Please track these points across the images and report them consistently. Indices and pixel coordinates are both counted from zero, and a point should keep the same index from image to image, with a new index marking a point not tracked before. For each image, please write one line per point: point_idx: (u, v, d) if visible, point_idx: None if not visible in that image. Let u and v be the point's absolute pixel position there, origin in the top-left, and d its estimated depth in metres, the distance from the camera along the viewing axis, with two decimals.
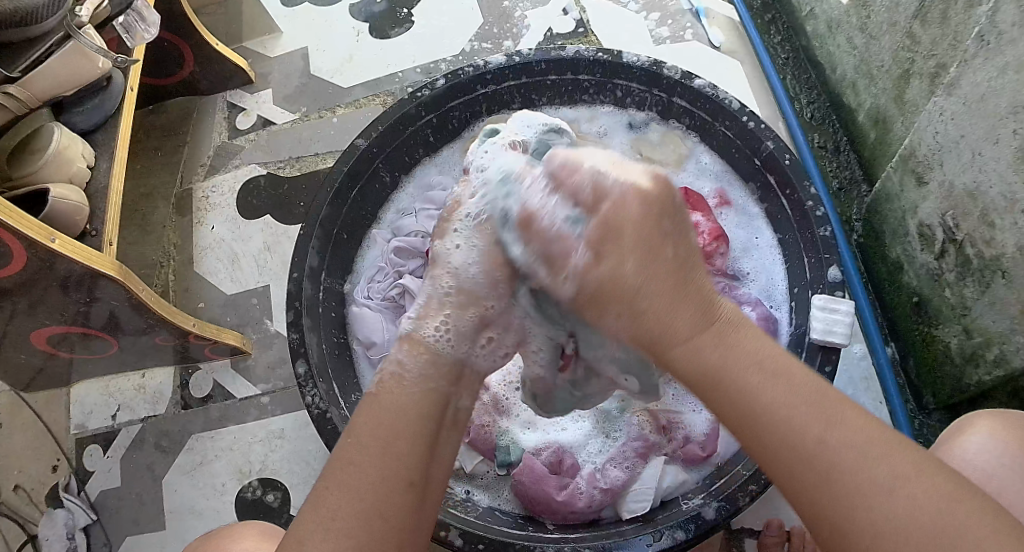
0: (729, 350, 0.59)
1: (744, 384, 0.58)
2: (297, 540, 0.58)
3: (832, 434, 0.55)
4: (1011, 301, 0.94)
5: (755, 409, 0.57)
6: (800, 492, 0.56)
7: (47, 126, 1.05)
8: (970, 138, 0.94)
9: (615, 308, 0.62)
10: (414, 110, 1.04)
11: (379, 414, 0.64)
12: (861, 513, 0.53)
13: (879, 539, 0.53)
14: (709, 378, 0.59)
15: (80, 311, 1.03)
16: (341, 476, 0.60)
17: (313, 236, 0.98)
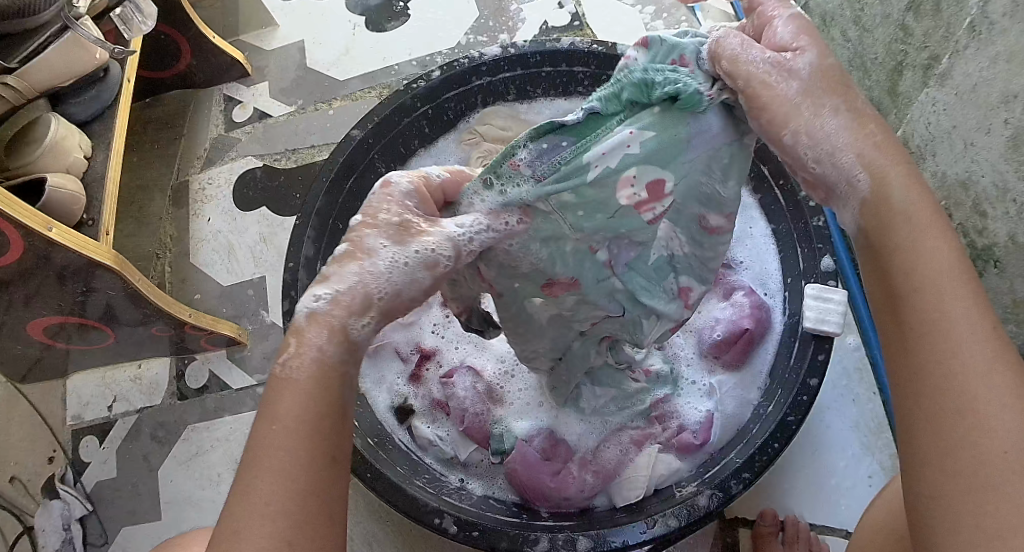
0: (921, 216, 0.60)
1: (938, 247, 0.59)
2: (230, 532, 0.55)
3: (993, 336, 0.56)
4: (1003, 290, 0.94)
5: (944, 274, 0.58)
6: (941, 378, 0.56)
7: (44, 117, 1.06)
8: (963, 128, 0.95)
9: (836, 102, 0.63)
10: (409, 101, 1.05)
11: (297, 393, 0.59)
12: (965, 418, 0.54)
13: (977, 443, 0.54)
14: (914, 225, 0.60)
15: (76, 302, 1.03)
16: (269, 462, 0.56)
17: (309, 225, 0.99)
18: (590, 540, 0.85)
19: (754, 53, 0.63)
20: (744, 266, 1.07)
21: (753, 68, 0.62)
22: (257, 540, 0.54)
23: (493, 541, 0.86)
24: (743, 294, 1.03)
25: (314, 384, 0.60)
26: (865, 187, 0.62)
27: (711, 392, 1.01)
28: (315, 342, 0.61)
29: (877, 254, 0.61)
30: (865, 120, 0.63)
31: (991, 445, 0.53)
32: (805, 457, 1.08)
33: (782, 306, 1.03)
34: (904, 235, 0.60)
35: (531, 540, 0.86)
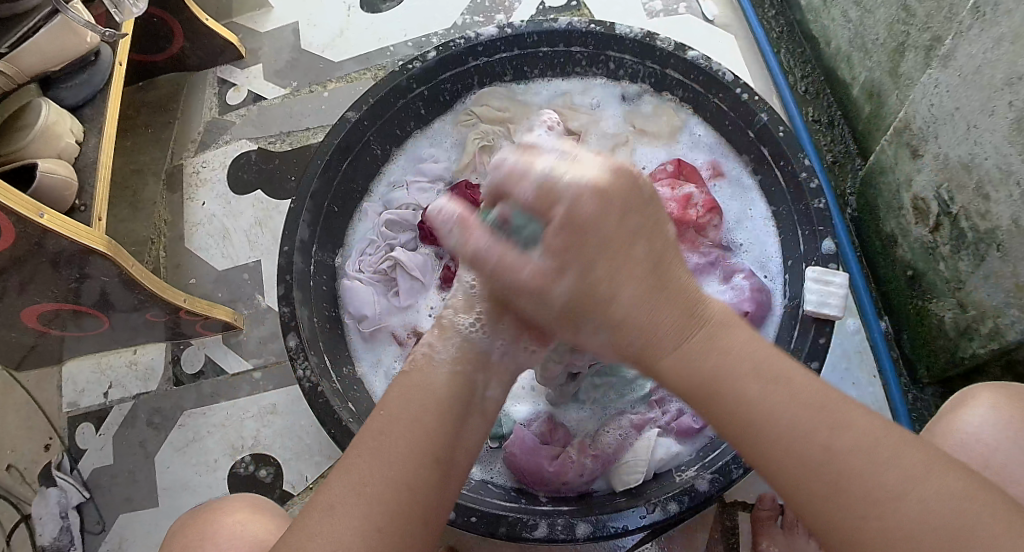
0: (722, 356, 0.64)
1: (743, 393, 0.63)
2: (326, 504, 0.62)
3: (839, 441, 0.60)
4: (1006, 274, 0.93)
5: (765, 418, 0.62)
6: (824, 498, 0.60)
7: (35, 102, 1.04)
8: (965, 110, 0.93)
9: (597, 317, 0.69)
10: (405, 82, 1.03)
11: (410, 393, 0.68)
12: (870, 520, 0.58)
13: (891, 536, 0.57)
14: (722, 383, 0.64)
15: (71, 289, 1.02)
16: (373, 445, 0.64)
17: (304, 209, 0.98)
18: (589, 525, 0.85)
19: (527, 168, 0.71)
20: (743, 248, 1.06)
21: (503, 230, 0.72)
22: (349, 518, 0.61)
23: (492, 527, 0.85)
24: (743, 277, 1.02)
25: (428, 386, 0.69)
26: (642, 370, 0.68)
27: None
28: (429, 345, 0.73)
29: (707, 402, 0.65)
30: (628, 277, 0.68)
31: (896, 529, 0.57)
32: None
33: (783, 288, 1.02)
34: (727, 395, 0.63)
35: (529, 525, 0.85)
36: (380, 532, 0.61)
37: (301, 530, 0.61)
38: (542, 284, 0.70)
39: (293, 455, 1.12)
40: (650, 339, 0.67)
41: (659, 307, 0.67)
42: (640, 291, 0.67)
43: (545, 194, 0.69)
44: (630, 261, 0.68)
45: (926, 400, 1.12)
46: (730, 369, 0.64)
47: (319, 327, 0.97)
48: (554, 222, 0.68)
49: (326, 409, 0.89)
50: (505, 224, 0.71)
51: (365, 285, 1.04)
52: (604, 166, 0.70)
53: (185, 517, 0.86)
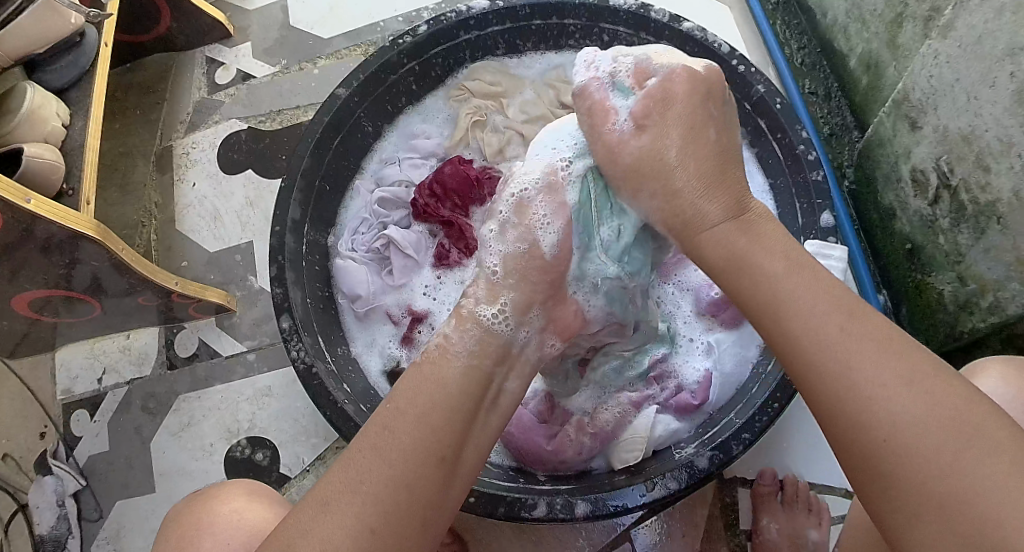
0: (754, 240, 0.66)
1: (773, 280, 0.63)
2: (320, 501, 0.59)
3: (852, 332, 0.59)
4: (1007, 247, 0.92)
5: (785, 304, 0.61)
6: (830, 383, 0.58)
7: (19, 86, 1.02)
8: (965, 81, 0.91)
9: (651, 187, 0.71)
10: (396, 57, 1.01)
11: (419, 385, 0.65)
12: (872, 407, 0.56)
13: (895, 430, 0.55)
14: (744, 261, 0.65)
15: (62, 275, 1.00)
16: (374, 440, 0.61)
17: (295, 188, 0.96)
18: (589, 504, 0.83)
19: (642, 57, 0.74)
20: None
21: (606, 97, 0.73)
22: (342, 518, 0.58)
23: (491, 508, 0.84)
24: None
25: (442, 379, 0.65)
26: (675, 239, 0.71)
27: (709, 350, 0.99)
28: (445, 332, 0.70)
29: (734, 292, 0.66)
30: (690, 141, 0.70)
31: (903, 425, 0.55)
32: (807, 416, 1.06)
33: None
34: (753, 276, 0.64)
35: (528, 505, 0.84)
36: (375, 534, 0.57)
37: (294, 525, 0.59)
38: (613, 147, 0.72)
39: (289, 437, 1.12)
40: (691, 217, 0.69)
41: (701, 183, 0.69)
42: (696, 168, 0.69)
43: (640, 69, 0.73)
44: (718, 125, 0.71)
45: None
46: (750, 252, 0.66)
47: (313, 306, 0.96)
48: (651, 94, 0.71)
49: (321, 390, 0.88)
50: (601, 85, 0.74)
51: (359, 264, 1.03)
52: (704, 62, 0.74)
53: (179, 505, 0.85)
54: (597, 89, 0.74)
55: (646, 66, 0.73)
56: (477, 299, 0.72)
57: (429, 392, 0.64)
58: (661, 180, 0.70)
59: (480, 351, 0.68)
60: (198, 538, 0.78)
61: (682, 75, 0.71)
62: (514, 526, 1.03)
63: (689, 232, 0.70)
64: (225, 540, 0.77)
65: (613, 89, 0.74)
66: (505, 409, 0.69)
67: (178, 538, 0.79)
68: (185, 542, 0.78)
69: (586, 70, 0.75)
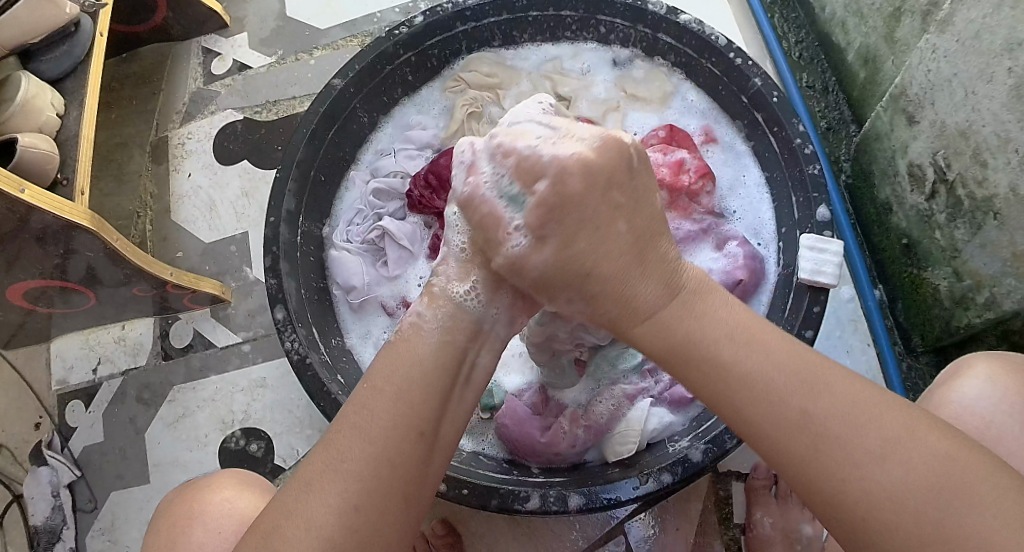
0: (698, 319, 0.63)
1: (716, 356, 0.61)
2: (302, 483, 0.59)
3: (817, 405, 0.58)
4: (1003, 243, 0.91)
5: (738, 386, 0.60)
6: (806, 465, 0.57)
7: (14, 75, 1.01)
8: (963, 76, 0.91)
9: (571, 293, 0.68)
10: (391, 48, 1.01)
11: (398, 360, 0.65)
12: (853, 481, 0.55)
13: (877, 505, 0.54)
14: (691, 341, 0.62)
15: (56, 265, 1.00)
16: (354, 420, 0.61)
17: (289, 179, 0.96)
18: (582, 497, 0.83)
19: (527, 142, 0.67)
20: (737, 216, 1.04)
21: (496, 205, 0.68)
22: (327, 495, 0.58)
23: (484, 499, 0.84)
24: (737, 244, 1.00)
25: (423, 357, 0.65)
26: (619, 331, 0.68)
27: None
28: (416, 311, 0.69)
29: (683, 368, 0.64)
30: (614, 216, 0.66)
31: (886, 499, 0.54)
32: None
33: (776, 256, 1.01)
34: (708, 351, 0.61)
35: (521, 497, 0.84)
36: (357, 511, 0.58)
37: (280, 505, 0.59)
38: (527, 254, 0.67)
39: (284, 428, 1.12)
40: (628, 307, 0.65)
41: (633, 267, 0.66)
42: (612, 267, 0.65)
43: (525, 168, 0.67)
44: (630, 213, 0.66)
45: (921, 369, 1.11)
46: (702, 331, 0.62)
47: (307, 298, 0.96)
48: (540, 203, 0.66)
49: (315, 380, 0.88)
50: (490, 192, 0.68)
51: (354, 255, 1.03)
52: (600, 135, 0.67)
53: (170, 497, 0.84)
54: (494, 191, 0.68)
55: (539, 155, 0.66)
56: (449, 277, 0.71)
57: (405, 370, 0.64)
58: (581, 284, 0.66)
59: (451, 326, 0.68)
60: (190, 528, 0.78)
61: (573, 173, 0.65)
62: (508, 520, 1.03)
63: (626, 327, 0.66)
64: (212, 535, 0.77)
65: (507, 184, 0.68)
66: (478, 386, 0.69)
67: (168, 531, 0.79)
68: (178, 533, 0.78)
69: (468, 178, 0.70)
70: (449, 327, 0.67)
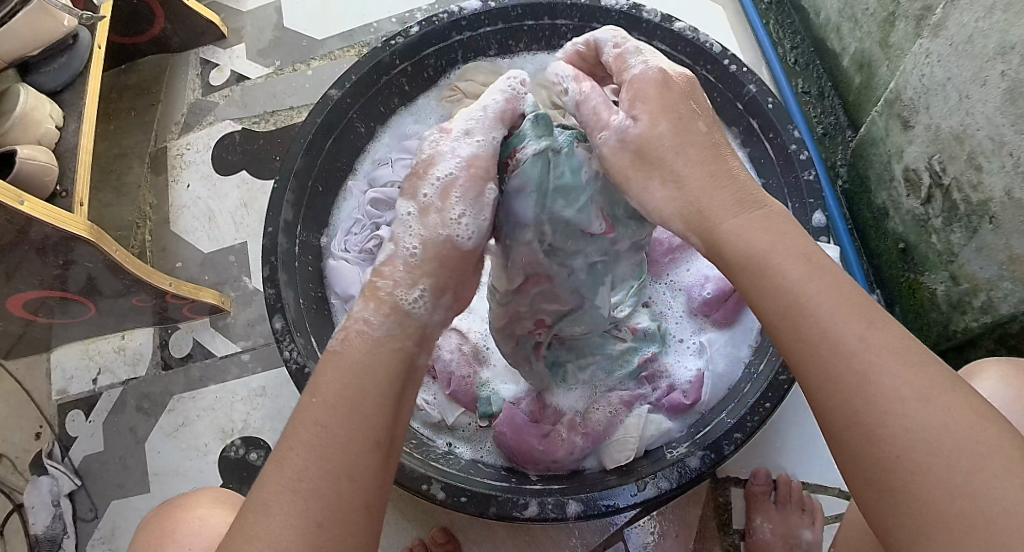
0: (778, 236, 0.58)
1: (787, 273, 0.56)
2: (259, 503, 0.55)
3: (875, 336, 0.53)
4: (999, 247, 0.92)
5: (802, 301, 0.55)
6: (841, 395, 0.53)
7: (13, 87, 1.02)
8: (957, 80, 0.91)
9: (655, 177, 0.61)
10: (387, 58, 1.02)
11: (344, 370, 0.60)
12: (892, 419, 0.51)
13: (909, 448, 0.51)
14: (759, 258, 0.57)
15: (56, 276, 1.00)
16: (305, 437, 0.57)
17: (287, 189, 0.97)
18: (581, 504, 0.84)
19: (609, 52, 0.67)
20: None
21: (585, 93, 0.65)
22: (287, 516, 0.54)
23: (482, 507, 0.84)
24: None
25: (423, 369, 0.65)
26: (697, 240, 0.61)
27: (701, 349, 1.00)
28: (361, 316, 0.62)
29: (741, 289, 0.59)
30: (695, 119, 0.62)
31: (919, 446, 0.51)
32: (797, 417, 1.07)
33: None
34: (784, 265, 0.56)
35: (519, 505, 0.84)
36: (322, 529, 0.54)
37: (239, 530, 0.55)
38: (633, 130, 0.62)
39: None
40: (704, 205, 0.60)
41: (711, 175, 0.61)
42: (703, 169, 0.61)
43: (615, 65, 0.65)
44: (705, 117, 0.63)
45: None
46: (773, 249, 0.57)
47: (306, 307, 0.96)
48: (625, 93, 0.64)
49: None
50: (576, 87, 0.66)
51: (352, 264, 1.03)
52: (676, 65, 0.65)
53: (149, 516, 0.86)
54: (442, 228, 0.64)
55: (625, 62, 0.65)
56: (395, 281, 0.64)
57: (359, 380, 0.59)
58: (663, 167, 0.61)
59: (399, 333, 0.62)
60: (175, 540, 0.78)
61: (654, 76, 0.63)
62: (508, 527, 1.03)
63: (707, 227, 0.60)
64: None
65: (457, 215, 0.64)
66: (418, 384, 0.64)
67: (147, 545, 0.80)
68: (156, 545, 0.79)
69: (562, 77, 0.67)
70: (397, 335, 0.62)
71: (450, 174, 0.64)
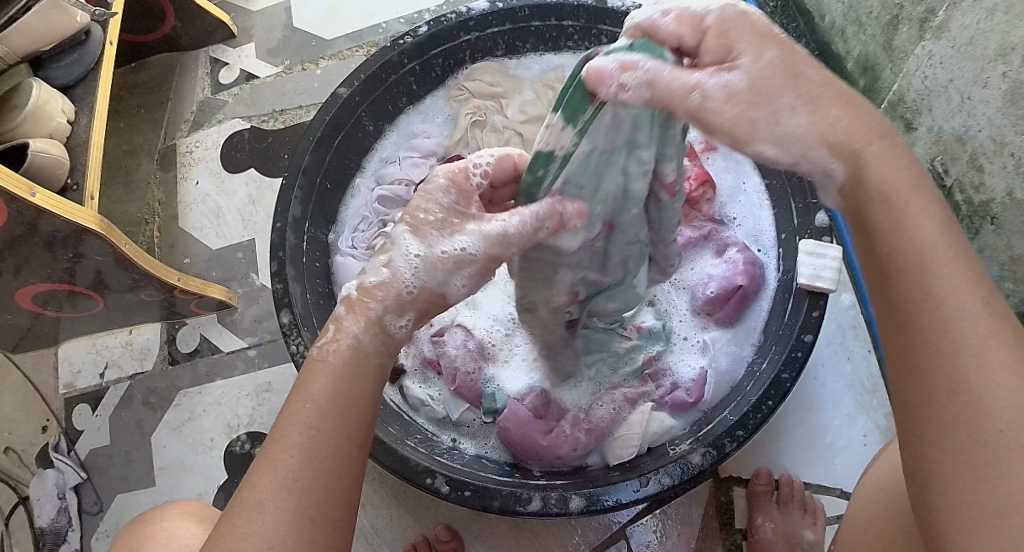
0: (918, 185, 0.60)
1: (923, 224, 0.58)
2: (253, 502, 0.55)
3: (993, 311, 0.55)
4: (1000, 246, 0.92)
5: (930, 252, 0.57)
6: (949, 359, 0.54)
7: (25, 82, 1.03)
8: (959, 82, 0.92)
9: (784, 103, 0.61)
10: (396, 57, 1.03)
11: (332, 375, 0.60)
12: (998, 393, 0.52)
13: (1009, 424, 0.52)
14: (896, 198, 0.59)
15: (65, 269, 1.01)
16: (298, 438, 0.57)
17: (296, 185, 0.98)
18: (583, 499, 0.84)
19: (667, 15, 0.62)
20: (736, 222, 1.05)
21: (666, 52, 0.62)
22: (280, 514, 0.55)
23: (485, 502, 0.85)
24: (738, 250, 1.01)
25: None
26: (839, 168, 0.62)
27: (704, 348, 1.00)
28: (351, 330, 0.63)
29: (863, 238, 0.61)
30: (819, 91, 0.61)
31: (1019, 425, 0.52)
32: (800, 417, 1.07)
33: (776, 262, 1.01)
34: (917, 214, 0.58)
35: (523, 499, 0.85)
36: (314, 524, 0.56)
37: (231, 530, 0.55)
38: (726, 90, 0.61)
39: None
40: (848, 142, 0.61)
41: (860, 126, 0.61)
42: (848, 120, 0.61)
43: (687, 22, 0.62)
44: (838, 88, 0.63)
45: None
46: (912, 193, 0.59)
47: (314, 302, 0.96)
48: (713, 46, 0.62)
49: None
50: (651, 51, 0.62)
51: (359, 260, 1.04)
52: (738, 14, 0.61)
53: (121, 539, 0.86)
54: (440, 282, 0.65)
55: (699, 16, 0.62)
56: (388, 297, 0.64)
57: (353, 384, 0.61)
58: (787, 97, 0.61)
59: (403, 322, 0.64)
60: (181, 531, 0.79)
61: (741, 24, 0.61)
62: (510, 524, 1.04)
63: (852, 160, 0.61)
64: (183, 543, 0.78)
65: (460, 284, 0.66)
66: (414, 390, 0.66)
67: None
68: None
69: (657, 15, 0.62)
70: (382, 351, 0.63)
71: (469, 250, 0.65)
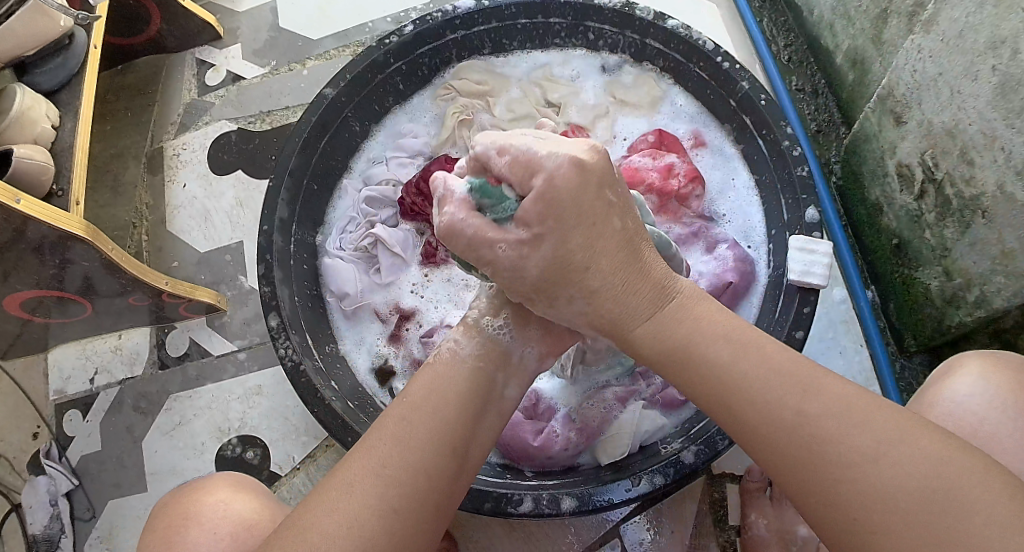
0: (693, 325, 0.67)
1: (715, 358, 0.65)
2: (345, 483, 0.62)
3: (811, 405, 0.61)
4: (992, 241, 0.92)
5: (732, 389, 0.63)
6: (795, 468, 0.60)
7: (10, 87, 1.02)
8: (949, 75, 0.91)
9: (566, 292, 0.69)
10: (382, 57, 1.03)
11: (437, 384, 0.69)
12: (848, 484, 0.58)
13: (869, 503, 0.57)
14: (682, 350, 0.66)
15: (53, 275, 1.00)
16: (393, 430, 0.65)
17: (282, 187, 0.97)
18: (575, 499, 0.84)
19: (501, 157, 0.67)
20: (726, 218, 1.05)
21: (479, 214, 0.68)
22: (367, 497, 0.61)
23: (477, 503, 0.84)
24: (727, 246, 1.01)
25: (453, 376, 0.69)
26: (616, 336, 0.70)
27: None
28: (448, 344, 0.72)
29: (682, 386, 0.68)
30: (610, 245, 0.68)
31: (870, 508, 0.57)
32: None
33: (767, 258, 1.00)
34: (714, 356, 0.65)
35: (514, 500, 0.84)
36: (397, 514, 0.61)
37: (320, 505, 0.61)
38: (517, 258, 0.68)
39: (279, 436, 1.12)
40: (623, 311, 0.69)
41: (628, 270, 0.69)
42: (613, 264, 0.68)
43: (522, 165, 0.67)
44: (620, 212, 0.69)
45: (914, 368, 1.13)
46: (690, 340, 0.66)
47: (301, 304, 0.97)
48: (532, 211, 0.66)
49: (309, 387, 0.89)
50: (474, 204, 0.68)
51: (347, 263, 1.04)
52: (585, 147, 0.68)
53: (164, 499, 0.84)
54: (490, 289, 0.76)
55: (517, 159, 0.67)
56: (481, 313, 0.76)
57: (442, 388, 0.68)
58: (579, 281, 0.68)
59: (484, 354, 0.72)
60: (189, 528, 0.78)
61: (571, 169, 0.66)
62: (504, 524, 1.03)
63: (623, 326, 0.69)
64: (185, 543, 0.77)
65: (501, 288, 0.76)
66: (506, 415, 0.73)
67: (165, 531, 0.79)
68: (173, 532, 0.78)
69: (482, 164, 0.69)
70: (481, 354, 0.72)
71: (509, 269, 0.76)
